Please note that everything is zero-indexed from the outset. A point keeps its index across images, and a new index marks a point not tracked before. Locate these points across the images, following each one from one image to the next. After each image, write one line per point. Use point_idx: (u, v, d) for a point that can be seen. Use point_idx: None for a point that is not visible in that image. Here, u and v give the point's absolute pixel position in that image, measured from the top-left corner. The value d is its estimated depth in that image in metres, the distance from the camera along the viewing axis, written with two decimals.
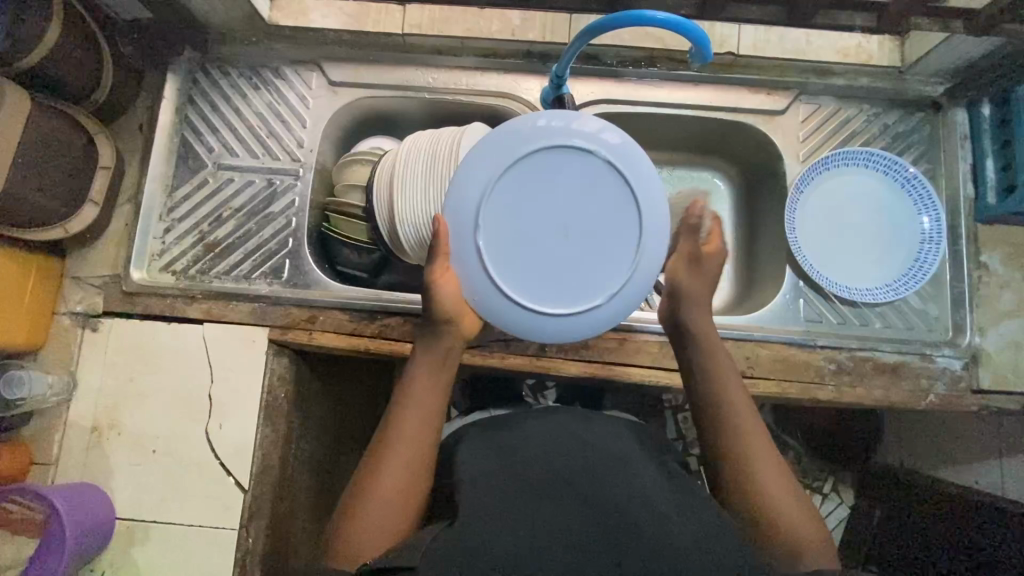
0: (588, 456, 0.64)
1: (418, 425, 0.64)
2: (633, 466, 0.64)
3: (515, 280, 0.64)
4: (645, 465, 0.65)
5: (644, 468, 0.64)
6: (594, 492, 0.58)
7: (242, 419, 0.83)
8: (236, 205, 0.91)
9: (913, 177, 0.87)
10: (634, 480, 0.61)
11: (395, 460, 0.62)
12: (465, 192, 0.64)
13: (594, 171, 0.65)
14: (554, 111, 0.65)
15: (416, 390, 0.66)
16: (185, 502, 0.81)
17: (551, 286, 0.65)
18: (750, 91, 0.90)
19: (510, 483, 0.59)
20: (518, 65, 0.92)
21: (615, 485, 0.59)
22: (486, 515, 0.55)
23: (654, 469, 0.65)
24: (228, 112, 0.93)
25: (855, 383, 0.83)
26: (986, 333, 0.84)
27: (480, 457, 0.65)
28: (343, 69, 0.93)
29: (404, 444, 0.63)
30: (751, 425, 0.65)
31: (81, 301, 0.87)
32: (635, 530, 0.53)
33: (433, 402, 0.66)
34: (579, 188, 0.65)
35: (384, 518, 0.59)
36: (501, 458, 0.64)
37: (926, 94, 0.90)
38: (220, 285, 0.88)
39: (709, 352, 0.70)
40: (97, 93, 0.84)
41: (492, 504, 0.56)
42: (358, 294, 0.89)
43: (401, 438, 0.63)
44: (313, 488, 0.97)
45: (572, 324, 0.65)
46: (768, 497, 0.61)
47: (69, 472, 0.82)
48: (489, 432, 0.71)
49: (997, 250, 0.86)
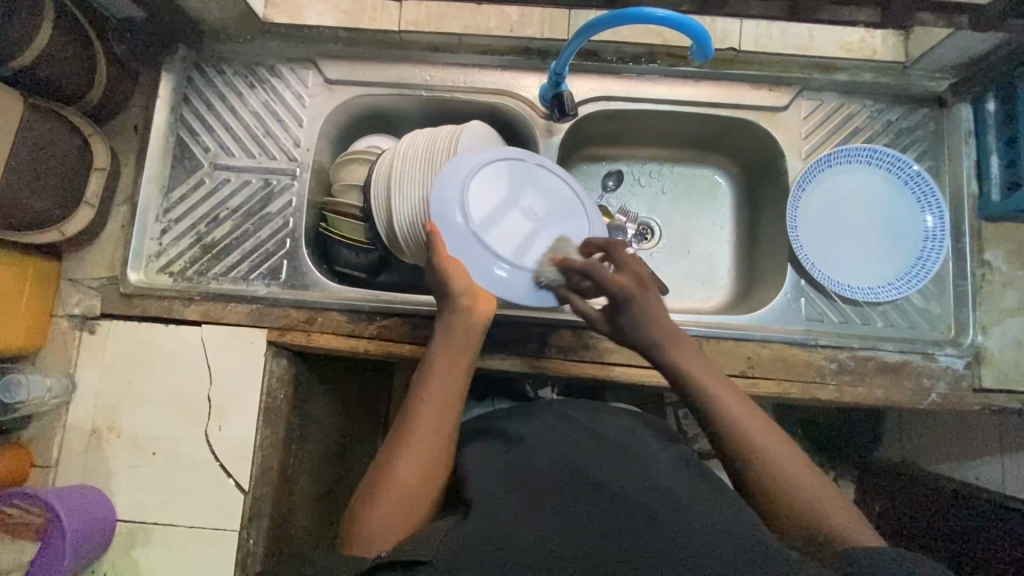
0: (601, 450, 0.63)
1: (438, 412, 0.64)
2: (647, 460, 0.62)
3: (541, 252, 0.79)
4: (658, 458, 0.63)
5: (657, 461, 0.62)
6: (609, 481, 0.56)
7: (241, 421, 0.83)
8: (234, 206, 0.90)
9: (916, 175, 0.87)
10: (649, 472, 0.59)
11: (410, 454, 0.61)
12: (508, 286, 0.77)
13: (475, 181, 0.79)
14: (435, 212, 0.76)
15: (437, 379, 0.66)
16: (185, 504, 0.81)
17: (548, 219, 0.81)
18: (752, 87, 0.89)
19: (518, 480, 0.58)
20: (516, 62, 0.91)
21: (631, 476, 0.57)
22: (498, 510, 0.54)
23: (668, 463, 0.63)
24: (224, 111, 0.92)
25: (856, 382, 0.82)
26: (988, 331, 0.83)
27: (489, 457, 0.64)
28: (340, 67, 0.92)
29: (423, 430, 0.62)
30: (749, 421, 0.62)
31: (78, 303, 0.86)
32: (654, 516, 0.51)
33: (446, 395, 0.65)
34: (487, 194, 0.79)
35: (401, 503, 0.58)
36: (508, 457, 0.63)
37: (930, 90, 0.89)
38: (218, 286, 0.88)
39: (688, 369, 0.67)
40: (91, 93, 0.83)
41: (501, 501, 0.55)
42: (356, 295, 0.88)
43: (421, 422, 0.63)
44: (313, 487, 0.98)
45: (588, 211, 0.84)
46: (799, 497, 0.57)
47: (70, 475, 0.82)
48: (495, 434, 0.70)
49: (1001, 248, 0.85)
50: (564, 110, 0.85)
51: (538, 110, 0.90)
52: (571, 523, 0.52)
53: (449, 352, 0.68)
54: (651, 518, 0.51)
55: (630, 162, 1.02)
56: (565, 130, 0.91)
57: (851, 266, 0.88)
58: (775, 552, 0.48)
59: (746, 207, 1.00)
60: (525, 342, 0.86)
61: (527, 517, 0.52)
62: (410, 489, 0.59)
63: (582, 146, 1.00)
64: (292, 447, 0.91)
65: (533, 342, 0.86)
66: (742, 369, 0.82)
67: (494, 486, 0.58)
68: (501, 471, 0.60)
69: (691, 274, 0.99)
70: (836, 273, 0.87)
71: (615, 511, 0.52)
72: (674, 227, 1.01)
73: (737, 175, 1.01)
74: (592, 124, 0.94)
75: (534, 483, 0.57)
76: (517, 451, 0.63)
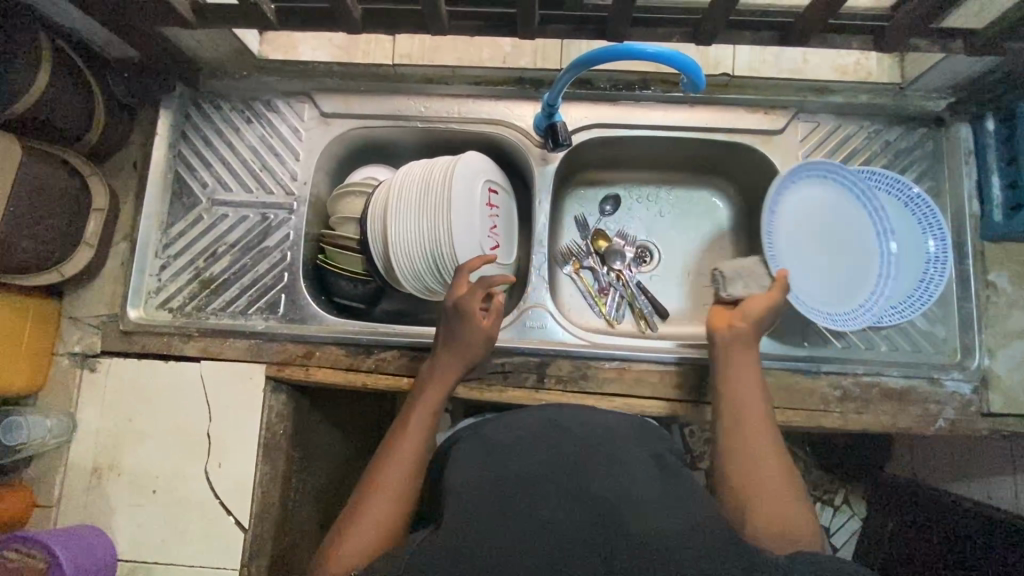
0: (580, 450, 0.58)
1: (412, 450, 0.69)
2: (624, 456, 0.58)
3: (820, 268, 0.87)
4: (638, 456, 0.59)
5: (640, 465, 0.58)
6: (590, 485, 0.54)
7: (241, 457, 0.83)
8: (232, 241, 0.91)
9: (917, 196, 0.85)
10: (629, 472, 0.56)
11: (387, 480, 0.67)
12: (809, 246, 0.87)
13: (828, 238, 0.88)
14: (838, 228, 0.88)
15: (416, 419, 0.72)
16: (185, 542, 0.81)
17: (815, 273, 0.86)
18: (747, 110, 0.89)
19: (492, 496, 0.53)
20: (511, 91, 0.91)
21: (606, 477, 0.55)
22: (477, 525, 0.51)
23: (648, 462, 0.59)
24: (221, 147, 0.93)
25: (861, 409, 0.81)
26: (995, 354, 0.82)
27: (465, 457, 0.60)
28: (335, 101, 0.92)
29: (397, 469, 0.68)
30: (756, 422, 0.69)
31: (79, 341, 0.87)
32: (636, 530, 0.50)
33: (424, 428, 0.72)
34: (841, 249, 0.87)
35: (371, 526, 0.63)
36: (489, 457, 0.58)
37: (929, 109, 0.88)
38: (216, 321, 0.88)
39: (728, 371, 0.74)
40: (90, 133, 0.84)
41: (482, 518, 0.52)
42: (354, 328, 0.87)
43: (403, 451, 0.69)
44: (315, 518, 0.97)
45: (833, 292, 0.86)
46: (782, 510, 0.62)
47: (70, 515, 0.82)
48: (477, 431, 0.64)
49: (1006, 269, 0.84)
50: (559, 142, 0.85)
51: (533, 139, 0.90)
52: (551, 529, 0.50)
53: (433, 388, 0.75)
54: (631, 522, 0.50)
55: (627, 185, 1.02)
56: (560, 158, 0.91)
57: (841, 270, 0.87)
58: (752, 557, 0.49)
59: (745, 229, 0.99)
60: (524, 373, 0.85)
61: (506, 528, 0.51)
62: (382, 513, 0.64)
63: (581, 169, 1.00)
64: (293, 480, 0.90)
65: (531, 374, 0.85)
66: None
67: (469, 492, 0.54)
68: (479, 485, 0.55)
69: (691, 297, 0.98)
70: (828, 298, 0.85)
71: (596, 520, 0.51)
72: (673, 251, 1.00)
73: (736, 198, 1.00)
74: (588, 150, 0.94)
75: (514, 503, 0.53)
76: (500, 450, 0.59)
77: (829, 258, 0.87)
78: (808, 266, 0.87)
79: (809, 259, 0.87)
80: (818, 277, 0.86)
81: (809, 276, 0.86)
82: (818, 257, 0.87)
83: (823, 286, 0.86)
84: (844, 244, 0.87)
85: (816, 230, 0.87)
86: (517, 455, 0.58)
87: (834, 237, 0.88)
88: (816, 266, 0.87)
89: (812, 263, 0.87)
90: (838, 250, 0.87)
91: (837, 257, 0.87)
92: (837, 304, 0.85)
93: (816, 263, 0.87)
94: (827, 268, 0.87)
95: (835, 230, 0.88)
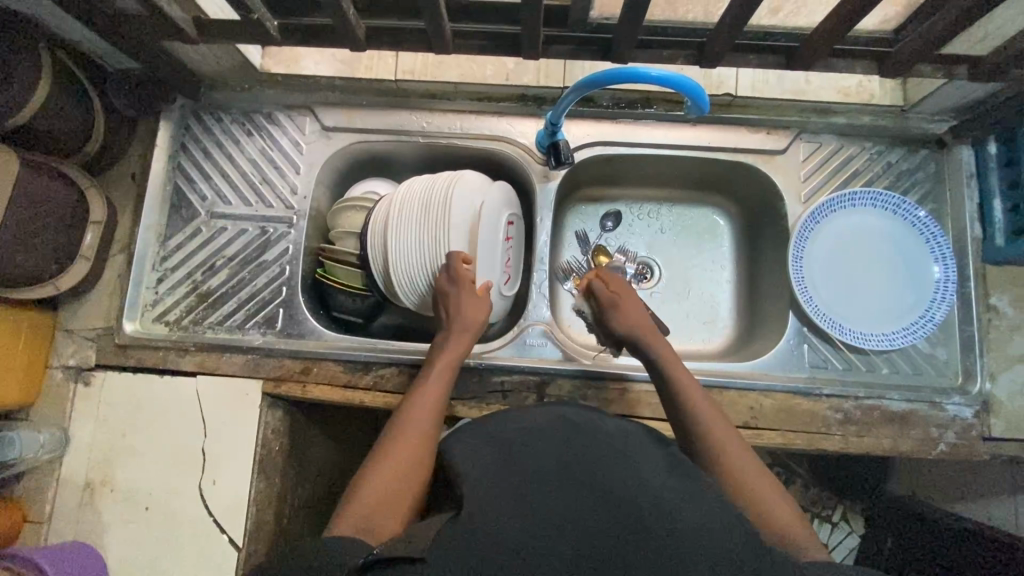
0: (589, 445, 0.57)
1: (422, 430, 0.66)
2: (633, 453, 0.57)
3: (854, 295, 0.87)
4: (646, 454, 0.57)
5: (648, 462, 0.56)
6: (602, 476, 0.52)
7: (235, 474, 0.82)
8: (230, 254, 0.90)
9: (925, 219, 0.86)
10: (639, 467, 0.54)
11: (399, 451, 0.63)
12: (843, 271, 0.88)
13: (864, 265, 0.88)
14: (875, 255, 0.88)
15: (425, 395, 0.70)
16: (177, 559, 0.80)
17: (848, 299, 0.87)
18: (750, 130, 0.88)
19: (502, 484, 0.51)
20: (513, 108, 0.91)
21: (617, 468, 0.53)
22: (492, 516, 0.48)
23: (657, 458, 0.58)
24: (221, 159, 0.92)
25: (863, 433, 0.81)
26: (997, 378, 0.82)
27: (476, 451, 0.58)
28: (337, 114, 0.92)
29: (409, 442, 0.64)
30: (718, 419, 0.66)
31: (74, 354, 0.86)
32: (649, 518, 0.47)
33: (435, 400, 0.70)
34: (873, 277, 0.87)
35: (384, 492, 0.59)
36: (500, 450, 0.57)
37: (931, 131, 0.88)
38: (213, 335, 0.87)
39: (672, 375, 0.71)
40: (89, 145, 0.83)
41: (494, 501, 0.49)
42: (353, 344, 0.87)
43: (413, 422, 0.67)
44: (309, 534, 0.96)
45: (868, 321, 0.86)
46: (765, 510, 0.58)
47: (62, 531, 0.81)
48: (488, 426, 0.63)
49: (1007, 292, 0.83)
50: (561, 158, 0.85)
51: (536, 156, 0.90)
52: (567, 518, 0.47)
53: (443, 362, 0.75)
54: (647, 513, 0.48)
55: (629, 203, 1.02)
56: (562, 176, 0.91)
57: (874, 296, 0.87)
58: (773, 558, 0.46)
59: (746, 248, 0.99)
60: (523, 392, 0.84)
61: (521, 517, 0.47)
62: (395, 484, 0.60)
63: (582, 186, 0.99)
64: (288, 496, 0.89)
65: (531, 394, 0.84)
66: (745, 420, 0.81)
67: (482, 491, 0.51)
68: (490, 473, 0.53)
69: (691, 314, 0.98)
70: (855, 322, 0.86)
71: (617, 510, 0.48)
72: (672, 268, 1.00)
73: (737, 216, 1.00)
74: (589, 167, 0.94)
75: (522, 491, 0.50)
76: (510, 444, 0.58)
77: (864, 287, 0.87)
78: (841, 292, 0.87)
79: (843, 284, 0.87)
80: (854, 304, 0.87)
81: (843, 302, 0.87)
82: (853, 283, 0.87)
83: (859, 313, 0.86)
84: (880, 273, 0.87)
85: (848, 257, 0.88)
86: (528, 448, 0.56)
87: (870, 265, 0.88)
88: (848, 292, 0.87)
89: (846, 290, 0.87)
90: (873, 279, 0.87)
91: (873, 285, 0.87)
92: (870, 331, 0.85)
93: (848, 289, 0.87)
94: (860, 296, 0.87)
95: (871, 258, 0.88)
